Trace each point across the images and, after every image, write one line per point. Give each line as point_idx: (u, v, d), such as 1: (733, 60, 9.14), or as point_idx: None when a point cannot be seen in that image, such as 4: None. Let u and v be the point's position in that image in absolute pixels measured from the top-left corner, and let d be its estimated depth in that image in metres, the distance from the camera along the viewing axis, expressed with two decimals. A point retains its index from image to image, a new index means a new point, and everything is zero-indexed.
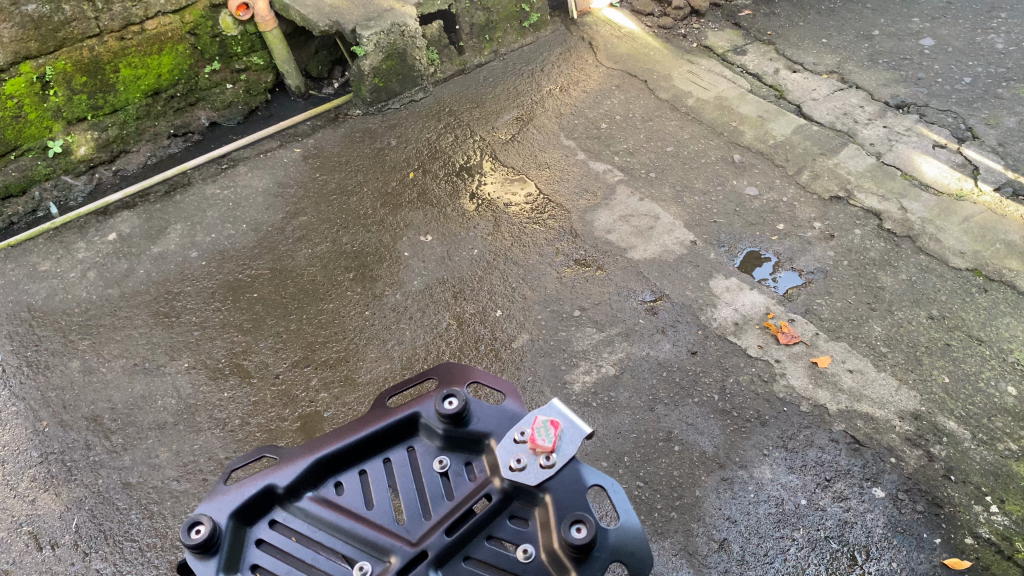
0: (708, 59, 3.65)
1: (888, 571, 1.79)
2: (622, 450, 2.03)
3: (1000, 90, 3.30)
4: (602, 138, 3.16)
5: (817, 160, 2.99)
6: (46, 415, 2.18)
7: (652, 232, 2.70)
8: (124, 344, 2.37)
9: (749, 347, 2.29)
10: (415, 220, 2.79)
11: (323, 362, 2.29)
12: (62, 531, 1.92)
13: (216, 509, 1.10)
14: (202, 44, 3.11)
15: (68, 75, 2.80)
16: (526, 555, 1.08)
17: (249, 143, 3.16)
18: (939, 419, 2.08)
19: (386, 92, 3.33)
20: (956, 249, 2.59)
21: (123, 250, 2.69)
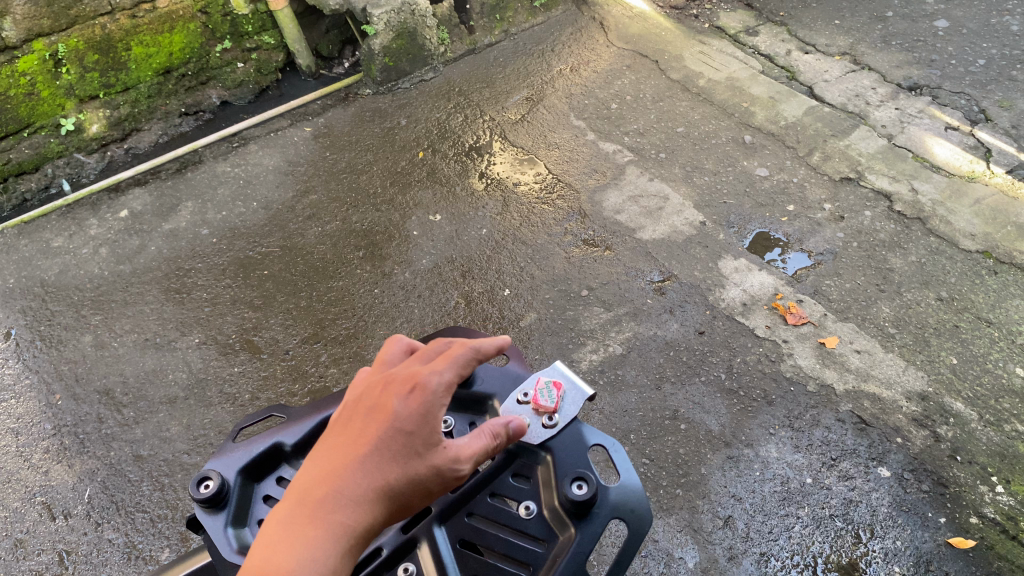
0: (720, 39, 3.63)
1: (893, 549, 1.79)
2: (628, 428, 2.04)
3: (1014, 72, 3.28)
4: (612, 118, 3.15)
5: (828, 142, 2.98)
6: (59, 389, 2.21)
7: (661, 213, 2.70)
8: (136, 319, 2.39)
9: (757, 327, 2.30)
10: (425, 199, 2.79)
11: (333, 338, 2.31)
12: (75, 501, 1.95)
13: (224, 465, 1.04)
14: (213, 23, 3.12)
15: (80, 53, 2.82)
16: (528, 512, 1.03)
17: (260, 121, 3.17)
18: (946, 400, 2.08)
19: (396, 71, 3.34)
20: (966, 231, 2.58)
21: (135, 227, 2.71)
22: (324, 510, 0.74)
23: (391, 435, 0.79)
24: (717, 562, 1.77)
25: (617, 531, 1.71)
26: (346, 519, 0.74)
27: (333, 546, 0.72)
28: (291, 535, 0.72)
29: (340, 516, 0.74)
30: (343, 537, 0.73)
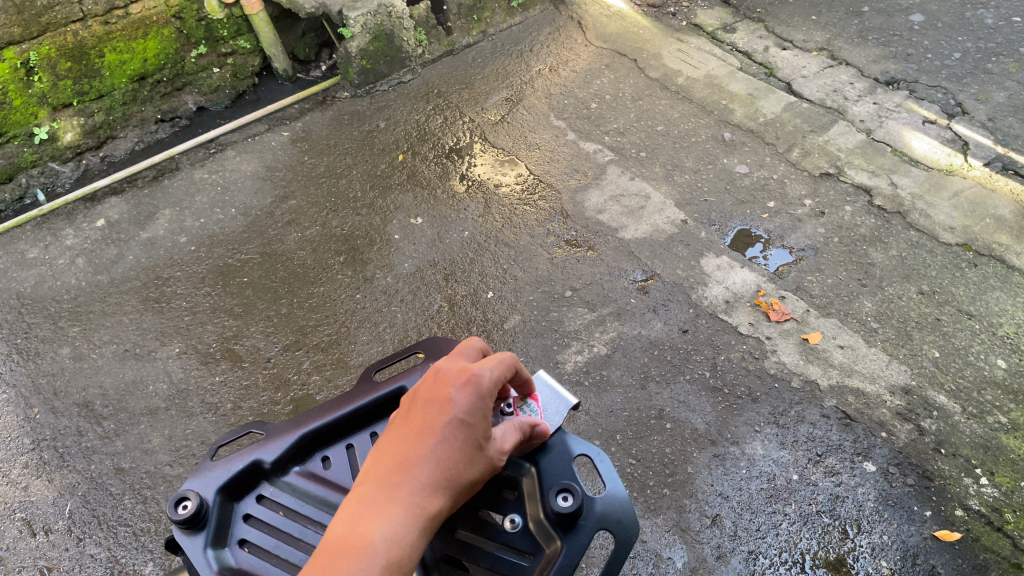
0: (698, 37, 3.63)
1: (879, 544, 1.80)
2: (614, 428, 2.04)
3: (989, 66, 3.30)
4: (591, 117, 3.15)
5: (807, 137, 2.99)
6: (37, 402, 2.18)
7: (643, 212, 2.70)
8: (115, 330, 2.36)
9: (740, 324, 2.30)
10: (405, 203, 2.78)
11: (315, 345, 2.29)
12: (56, 517, 1.92)
13: (202, 484, 1.03)
14: (188, 28, 3.09)
15: (53, 61, 2.78)
16: (512, 524, 1.02)
17: (237, 127, 3.14)
18: (929, 393, 2.08)
19: (374, 74, 3.32)
20: (946, 224, 2.59)
21: (112, 236, 2.67)
22: (403, 491, 0.78)
23: (453, 426, 0.85)
24: (706, 561, 1.77)
25: (606, 535, 1.70)
26: (424, 499, 0.79)
27: (414, 520, 0.77)
28: (375, 513, 0.76)
29: (417, 498, 0.79)
30: (421, 514, 0.78)
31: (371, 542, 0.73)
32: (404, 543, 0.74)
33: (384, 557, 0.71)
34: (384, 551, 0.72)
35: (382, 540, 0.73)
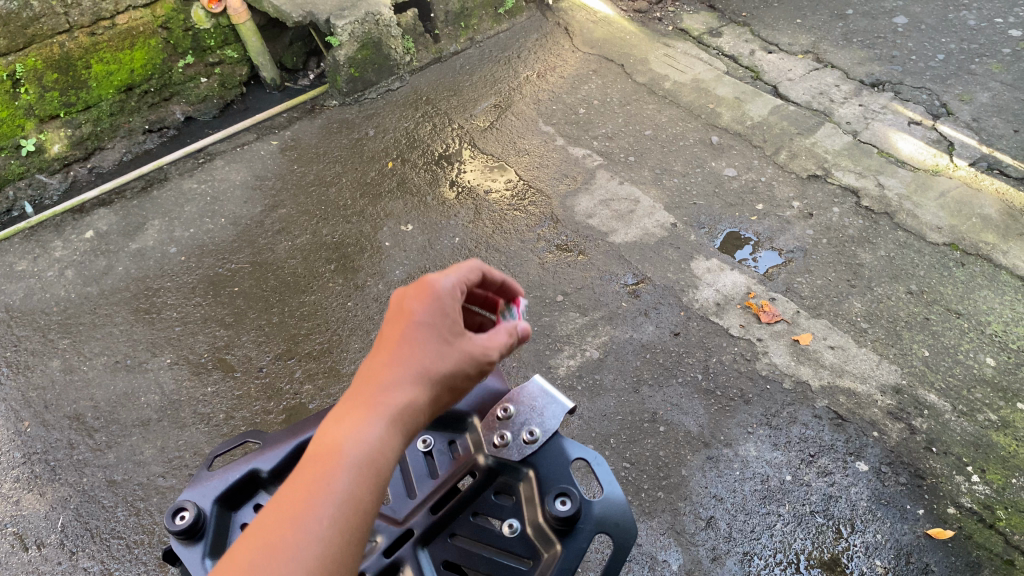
0: (684, 42, 3.65)
1: (873, 543, 1.80)
2: (607, 432, 2.04)
3: (972, 67, 3.34)
4: (580, 123, 3.16)
5: (794, 140, 3.00)
6: (28, 415, 2.17)
7: (633, 216, 2.71)
8: (105, 341, 2.35)
9: (731, 326, 2.31)
10: (395, 210, 2.78)
11: (307, 354, 2.28)
12: (48, 530, 1.91)
13: (199, 495, 1.02)
14: (175, 38, 3.09)
15: (39, 72, 2.76)
16: (511, 530, 1.02)
17: (225, 136, 3.13)
18: (920, 392, 2.10)
19: (362, 82, 3.32)
20: (933, 224, 2.61)
21: (101, 248, 2.66)
22: (370, 396, 0.82)
23: (418, 333, 0.87)
24: (701, 563, 1.77)
25: (603, 539, 1.70)
26: (393, 399, 0.82)
27: (384, 417, 0.81)
28: (342, 418, 0.80)
29: (386, 399, 0.82)
30: (390, 414, 0.81)
31: (337, 446, 0.77)
32: (371, 443, 0.78)
33: (349, 459, 0.76)
34: (348, 454, 0.76)
35: (348, 442, 0.77)
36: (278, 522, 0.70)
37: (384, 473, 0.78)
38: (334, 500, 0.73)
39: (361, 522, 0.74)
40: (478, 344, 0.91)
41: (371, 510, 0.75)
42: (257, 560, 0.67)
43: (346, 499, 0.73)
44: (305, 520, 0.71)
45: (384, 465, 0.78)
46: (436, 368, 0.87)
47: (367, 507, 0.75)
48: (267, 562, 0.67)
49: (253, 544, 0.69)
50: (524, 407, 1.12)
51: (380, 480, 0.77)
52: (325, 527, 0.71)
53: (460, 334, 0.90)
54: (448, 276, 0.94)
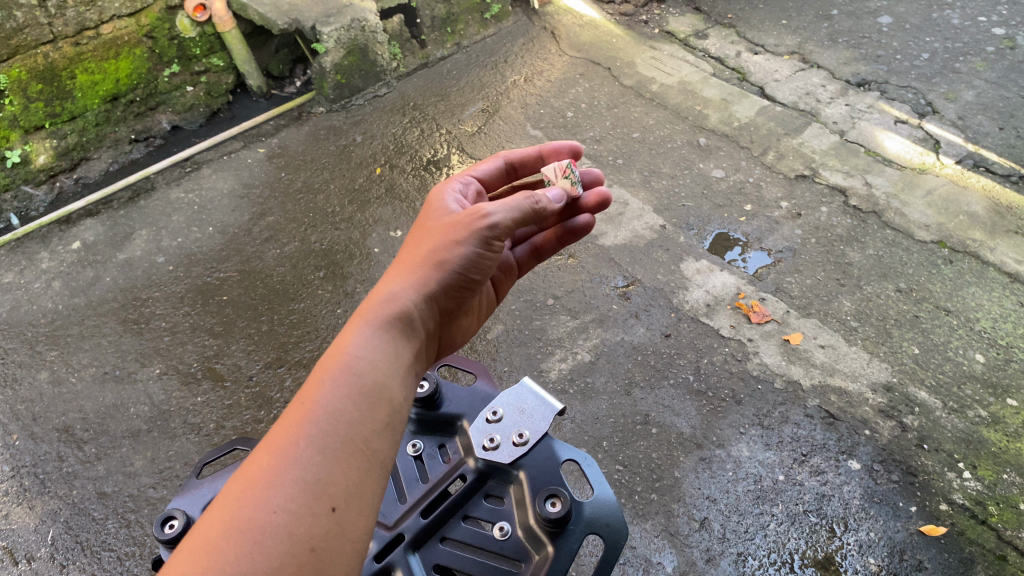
0: (670, 44, 3.66)
1: (867, 541, 1.81)
2: (600, 435, 2.04)
3: (957, 65, 3.36)
4: (568, 126, 3.16)
5: (781, 140, 3.01)
6: (16, 429, 2.15)
7: (622, 218, 2.71)
8: (93, 352, 2.33)
9: (721, 327, 2.31)
10: (384, 216, 2.77)
11: (297, 362, 2.27)
12: (38, 544, 1.89)
13: (189, 503, 1.01)
14: (160, 47, 3.08)
15: (23, 83, 2.75)
16: (502, 533, 1.02)
17: (212, 145, 3.12)
18: (911, 390, 2.10)
19: (349, 88, 3.32)
20: (921, 223, 2.62)
21: (88, 258, 2.65)
22: (358, 313, 0.99)
23: (417, 238, 1.15)
24: (695, 565, 1.77)
25: (595, 541, 1.69)
26: (388, 288, 1.03)
27: (364, 333, 0.94)
28: (329, 350, 0.93)
29: (371, 311, 0.98)
30: (371, 323, 0.96)
31: (318, 373, 0.88)
32: (349, 361, 0.90)
33: (327, 383, 0.87)
34: (334, 367, 0.89)
35: (329, 364, 0.89)
36: (262, 454, 0.79)
37: (365, 388, 0.88)
38: (315, 421, 0.82)
39: (343, 438, 0.82)
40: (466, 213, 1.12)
41: (358, 407, 0.85)
42: (243, 490, 0.76)
43: (326, 417, 0.83)
44: (286, 445, 0.80)
45: (363, 376, 0.89)
46: (430, 249, 1.10)
47: (351, 421, 0.84)
48: (249, 489, 0.75)
49: (241, 476, 0.78)
50: (515, 411, 1.12)
51: (361, 394, 0.87)
52: (304, 450, 0.79)
53: (452, 218, 1.14)
54: (454, 193, 1.27)
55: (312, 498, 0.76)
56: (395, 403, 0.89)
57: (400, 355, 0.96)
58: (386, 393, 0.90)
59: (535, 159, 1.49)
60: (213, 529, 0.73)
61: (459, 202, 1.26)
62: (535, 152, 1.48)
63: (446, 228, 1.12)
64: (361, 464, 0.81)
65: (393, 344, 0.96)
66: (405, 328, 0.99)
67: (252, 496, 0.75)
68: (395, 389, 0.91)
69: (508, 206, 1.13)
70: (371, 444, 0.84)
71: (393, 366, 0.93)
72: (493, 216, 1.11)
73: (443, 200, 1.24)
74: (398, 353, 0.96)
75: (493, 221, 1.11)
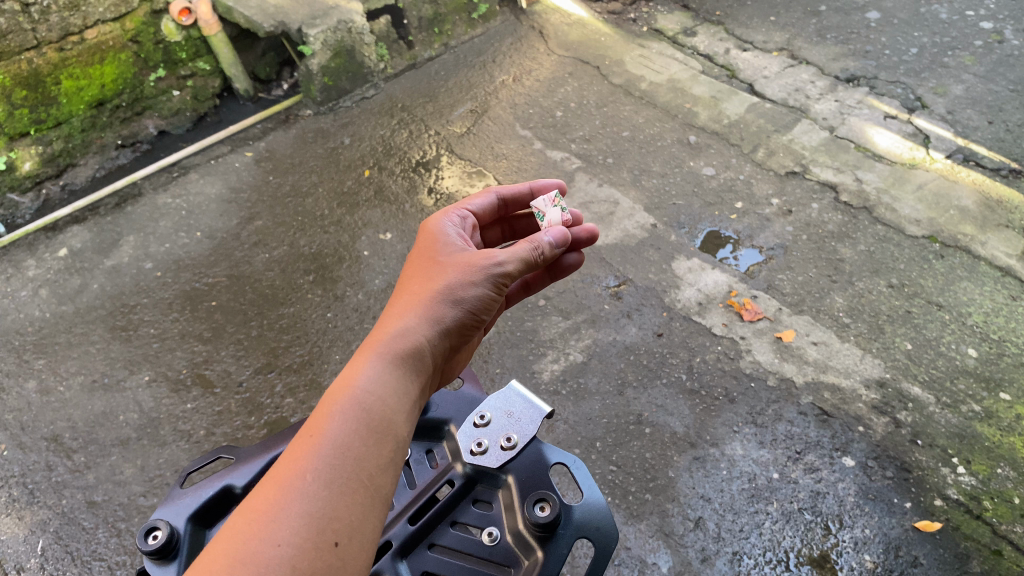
0: (659, 42, 3.65)
1: (862, 538, 1.80)
2: (593, 436, 2.03)
3: (945, 60, 3.36)
4: (557, 126, 3.15)
5: (771, 137, 3.01)
6: (3, 439, 2.12)
7: (612, 218, 2.70)
8: (81, 360, 2.31)
9: (713, 326, 2.30)
10: (373, 218, 2.76)
11: (287, 367, 2.26)
12: (27, 555, 1.87)
13: (173, 513, 1.00)
14: (145, 52, 3.06)
15: (7, 90, 2.73)
16: (491, 538, 1.01)
17: (200, 149, 3.10)
18: (904, 385, 2.10)
19: (337, 91, 3.30)
20: (912, 218, 2.62)
21: (75, 266, 2.62)
22: (369, 346, 0.99)
23: (423, 269, 1.16)
24: (691, 565, 1.76)
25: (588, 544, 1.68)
26: (399, 321, 1.03)
27: (373, 366, 0.94)
28: (338, 382, 0.92)
29: (381, 344, 0.98)
30: (381, 355, 0.96)
31: (326, 406, 0.88)
32: (358, 393, 0.89)
33: (335, 415, 0.86)
34: (345, 399, 0.88)
35: (338, 397, 0.89)
36: (268, 488, 0.79)
37: (373, 421, 0.87)
38: (322, 455, 0.81)
39: (350, 473, 0.81)
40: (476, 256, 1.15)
41: (368, 439, 0.85)
42: (248, 525, 0.75)
43: (333, 451, 0.82)
44: (292, 480, 0.79)
45: (373, 409, 0.88)
46: (439, 284, 1.11)
47: (358, 456, 0.83)
48: (253, 524, 0.75)
49: (246, 511, 0.77)
50: (503, 413, 1.10)
51: (369, 428, 0.86)
52: (310, 485, 0.78)
53: (461, 257, 1.16)
54: (453, 221, 1.28)
55: (316, 533, 0.75)
56: (401, 438, 0.89)
57: (409, 390, 0.95)
58: (394, 427, 0.89)
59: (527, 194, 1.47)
60: (214, 563, 0.72)
61: (459, 231, 1.26)
62: (526, 187, 1.46)
63: (455, 266, 1.14)
64: (366, 500, 0.80)
65: (403, 376, 0.96)
66: (416, 361, 0.99)
67: (256, 531, 0.74)
68: (402, 423, 0.91)
69: (515, 254, 1.17)
70: (376, 480, 0.83)
71: (401, 400, 0.92)
72: (502, 261, 1.15)
73: (444, 229, 1.24)
74: (407, 387, 0.95)
75: (500, 265, 1.14)
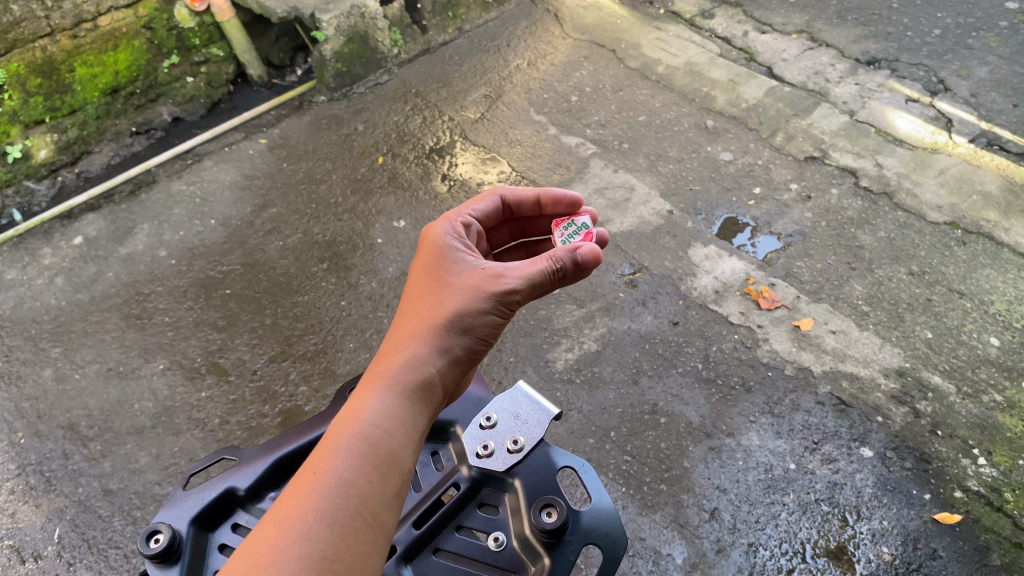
0: (676, 25, 3.60)
1: (880, 530, 1.78)
2: (608, 425, 2.01)
3: (970, 41, 3.29)
4: (572, 111, 3.12)
5: (790, 121, 2.96)
6: (20, 427, 2.14)
7: (628, 205, 2.67)
8: (97, 349, 2.32)
9: (730, 314, 2.27)
10: (387, 206, 2.74)
11: (301, 355, 2.25)
12: (45, 542, 1.89)
13: (175, 516, 0.99)
14: (159, 38, 3.06)
15: (22, 77, 2.73)
16: (497, 544, 1.01)
17: (213, 136, 3.09)
18: (924, 374, 2.07)
19: (350, 76, 3.29)
20: (933, 204, 2.57)
21: (91, 254, 2.63)
22: (375, 376, 0.98)
23: (430, 290, 1.12)
24: (706, 556, 1.75)
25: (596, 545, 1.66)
26: (405, 351, 1.01)
27: (380, 399, 0.93)
28: (344, 414, 0.92)
29: (390, 374, 0.97)
30: (390, 387, 0.95)
31: (333, 440, 0.88)
32: (365, 428, 0.89)
33: (339, 452, 0.86)
34: (351, 437, 0.88)
35: (345, 431, 0.89)
36: (268, 529, 0.79)
37: (379, 458, 0.87)
38: (324, 494, 0.81)
39: (353, 512, 0.81)
40: (488, 278, 1.11)
41: (373, 479, 0.85)
42: (246, 568, 0.76)
43: (337, 490, 0.82)
44: (293, 519, 0.79)
45: (378, 446, 0.88)
46: (443, 303, 1.08)
47: (361, 494, 0.83)
48: (253, 567, 0.75)
49: (246, 552, 0.78)
50: (509, 415, 1.10)
51: (373, 464, 0.86)
52: (311, 526, 0.79)
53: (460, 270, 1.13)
54: (455, 230, 1.23)
55: None
56: (407, 474, 0.89)
57: (416, 423, 0.95)
58: (401, 462, 0.89)
59: (534, 202, 1.36)
60: None
61: (464, 242, 1.22)
62: (532, 196, 1.35)
63: (468, 288, 1.10)
64: (368, 539, 0.81)
65: (410, 408, 0.95)
66: (423, 391, 0.99)
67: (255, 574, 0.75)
68: (407, 456, 0.91)
69: (530, 271, 1.12)
70: (379, 517, 0.83)
71: (408, 432, 0.92)
72: (515, 285, 1.11)
73: (449, 242, 1.19)
74: (414, 419, 0.95)
75: (514, 288, 1.10)
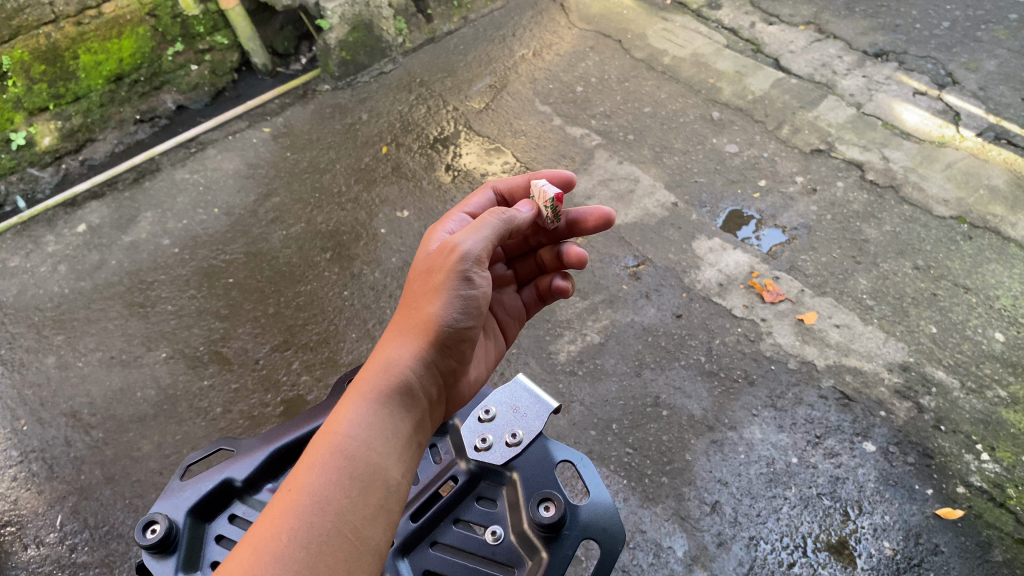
0: (683, 15, 3.57)
1: (881, 525, 1.77)
2: (610, 418, 2.01)
3: (979, 34, 3.27)
4: (578, 101, 3.10)
5: (796, 114, 2.94)
6: (24, 414, 2.14)
7: (632, 196, 2.66)
8: (100, 337, 2.32)
9: (734, 307, 2.26)
10: (391, 196, 2.73)
11: (304, 345, 2.25)
12: (47, 529, 1.89)
13: (172, 506, 0.99)
14: (163, 26, 3.04)
15: (26, 64, 2.73)
16: (495, 537, 1.01)
17: (217, 125, 3.09)
18: (928, 369, 2.06)
19: (354, 65, 3.28)
20: (940, 198, 2.55)
21: (94, 242, 2.63)
22: (354, 387, 0.98)
23: (406, 299, 1.12)
24: (707, 549, 1.74)
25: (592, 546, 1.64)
26: (382, 361, 1.02)
27: (358, 410, 0.94)
28: (324, 429, 0.93)
29: (367, 383, 0.97)
30: (366, 396, 0.95)
31: (310, 456, 0.88)
32: (341, 442, 0.90)
33: (317, 468, 0.86)
34: (321, 452, 0.88)
35: (322, 446, 0.89)
36: (243, 552, 0.79)
37: (357, 471, 0.87)
38: (301, 512, 0.82)
39: (330, 530, 0.81)
40: (440, 253, 1.09)
41: (344, 492, 0.85)
42: None
43: (313, 506, 0.82)
44: (269, 540, 0.79)
45: (356, 458, 0.88)
46: (417, 305, 1.07)
47: (339, 510, 0.83)
48: None
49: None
50: (508, 409, 1.11)
51: (351, 480, 0.86)
52: (287, 546, 0.78)
53: (432, 262, 1.11)
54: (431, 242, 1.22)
55: None
56: (389, 484, 0.89)
57: (399, 430, 0.95)
58: (383, 475, 0.89)
59: (525, 186, 1.40)
60: None
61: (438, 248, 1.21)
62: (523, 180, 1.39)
63: (430, 275, 1.09)
64: (349, 556, 0.80)
65: (389, 418, 0.95)
66: (402, 394, 0.98)
67: None
68: (389, 467, 0.90)
69: (477, 233, 1.10)
70: (361, 534, 0.83)
71: (387, 442, 0.92)
72: (469, 249, 1.07)
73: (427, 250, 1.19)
74: (394, 427, 0.94)
75: (471, 257, 1.07)
